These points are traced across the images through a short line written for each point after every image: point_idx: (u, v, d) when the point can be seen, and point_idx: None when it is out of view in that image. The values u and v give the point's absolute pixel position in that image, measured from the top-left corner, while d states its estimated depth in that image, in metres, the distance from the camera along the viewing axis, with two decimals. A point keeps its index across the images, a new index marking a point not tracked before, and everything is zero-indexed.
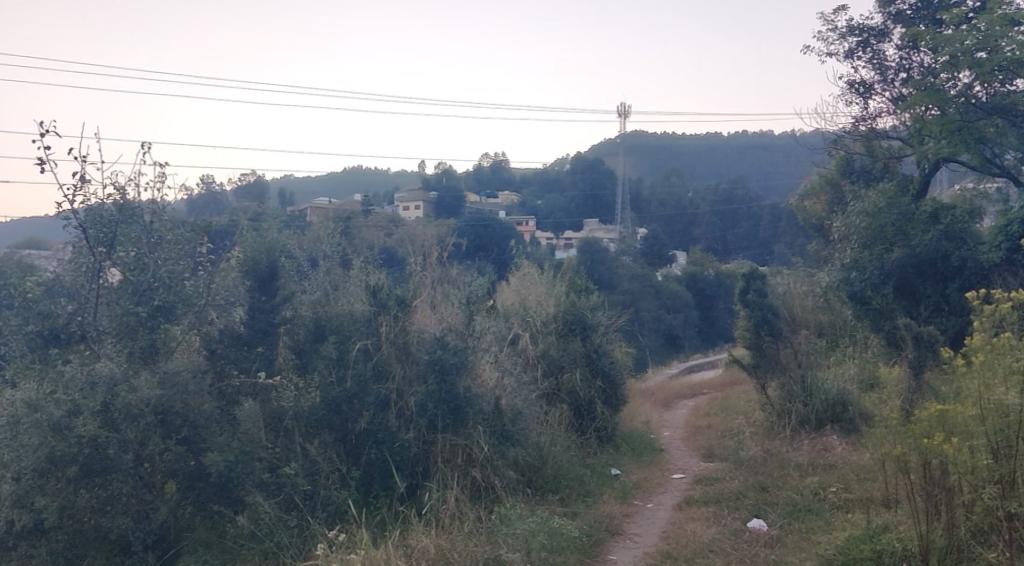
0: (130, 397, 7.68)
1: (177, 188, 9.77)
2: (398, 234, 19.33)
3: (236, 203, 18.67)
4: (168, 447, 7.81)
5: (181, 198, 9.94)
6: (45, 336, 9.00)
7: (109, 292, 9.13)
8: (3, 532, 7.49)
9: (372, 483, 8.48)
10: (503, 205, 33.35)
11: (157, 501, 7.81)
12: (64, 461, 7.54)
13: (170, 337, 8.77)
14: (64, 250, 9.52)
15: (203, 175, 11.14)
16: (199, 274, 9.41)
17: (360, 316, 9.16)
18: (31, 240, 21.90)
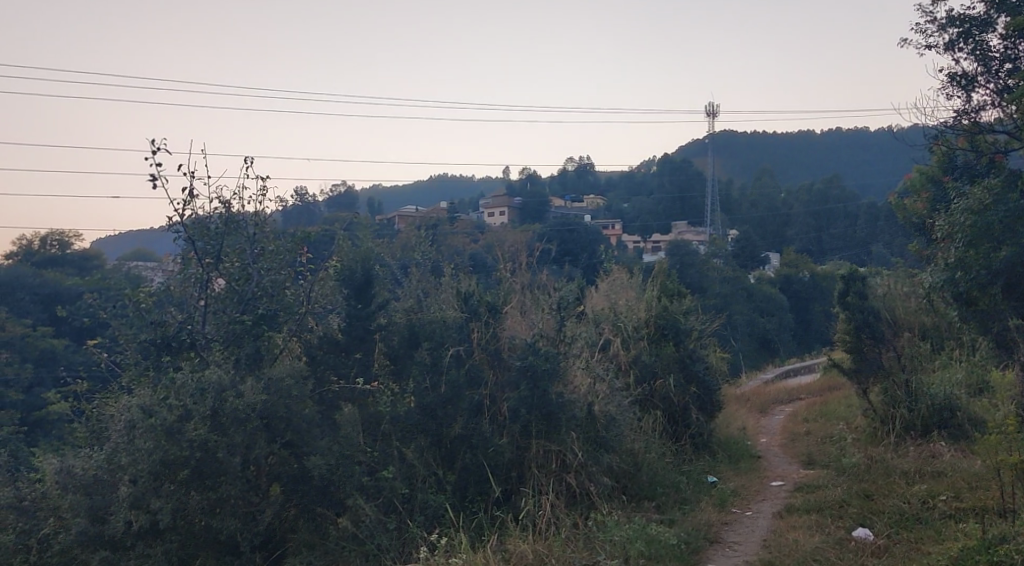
0: (237, 402, 7.98)
1: (276, 200, 10.10)
2: (484, 240, 19.49)
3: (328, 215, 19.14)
4: (274, 451, 8.14)
5: (280, 210, 10.28)
6: (157, 345, 9.29)
7: (217, 300, 9.50)
8: (123, 531, 7.71)
9: (467, 487, 8.61)
10: (589, 208, 33.31)
11: (263, 503, 8.07)
12: (176, 465, 7.78)
13: (274, 344, 9.24)
14: (172, 262, 9.84)
15: (298, 187, 11.40)
16: (300, 282, 9.69)
17: (453, 322, 9.24)
18: (143, 249, 22.68)
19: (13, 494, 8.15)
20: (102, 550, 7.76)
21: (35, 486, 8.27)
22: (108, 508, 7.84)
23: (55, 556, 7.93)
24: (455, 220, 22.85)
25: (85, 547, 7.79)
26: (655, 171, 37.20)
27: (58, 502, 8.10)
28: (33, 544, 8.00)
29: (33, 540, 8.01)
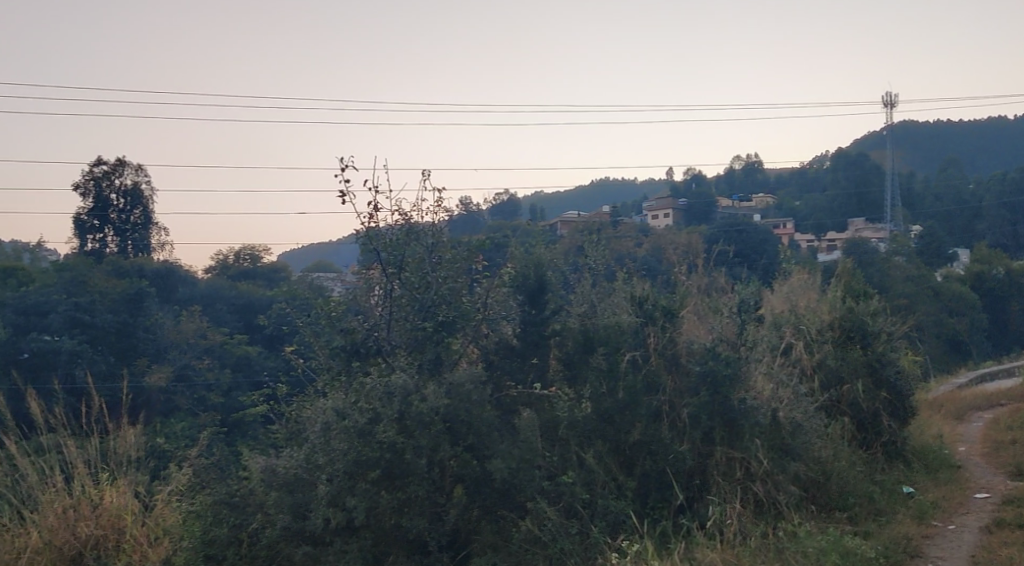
0: (422, 405, 8.19)
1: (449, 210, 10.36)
2: (648, 241, 19.35)
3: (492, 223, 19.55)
4: (456, 453, 8.26)
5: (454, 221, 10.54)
6: (348, 350, 9.73)
7: (399, 308, 9.78)
8: (321, 527, 8.04)
9: (648, 493, 8.53)
10: (759, 207, 32.59)
11: (447, 504, 8.21)
12: (369, 465, 8.04)
13: (453, 349, 9.40)
14: (354, 273, 10.26)
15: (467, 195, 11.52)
16: (476, 290, 9.86)
17: (628, 327, 9.22)
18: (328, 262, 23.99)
19: (225, 490, 8.59)
20: (304, 544, 8.14)
21: (243, 483, 8.67)
22: (309, 505, 8.22)
23: (263, 550, 8.36)
24: (620, 224, 22.83)
25: (288, 542, 8.18)
26: (829, 165, 35.96)
27: (263, 500, 8.51)
28: (245, 537, 8.46)
29: (245, 533, 8.46)
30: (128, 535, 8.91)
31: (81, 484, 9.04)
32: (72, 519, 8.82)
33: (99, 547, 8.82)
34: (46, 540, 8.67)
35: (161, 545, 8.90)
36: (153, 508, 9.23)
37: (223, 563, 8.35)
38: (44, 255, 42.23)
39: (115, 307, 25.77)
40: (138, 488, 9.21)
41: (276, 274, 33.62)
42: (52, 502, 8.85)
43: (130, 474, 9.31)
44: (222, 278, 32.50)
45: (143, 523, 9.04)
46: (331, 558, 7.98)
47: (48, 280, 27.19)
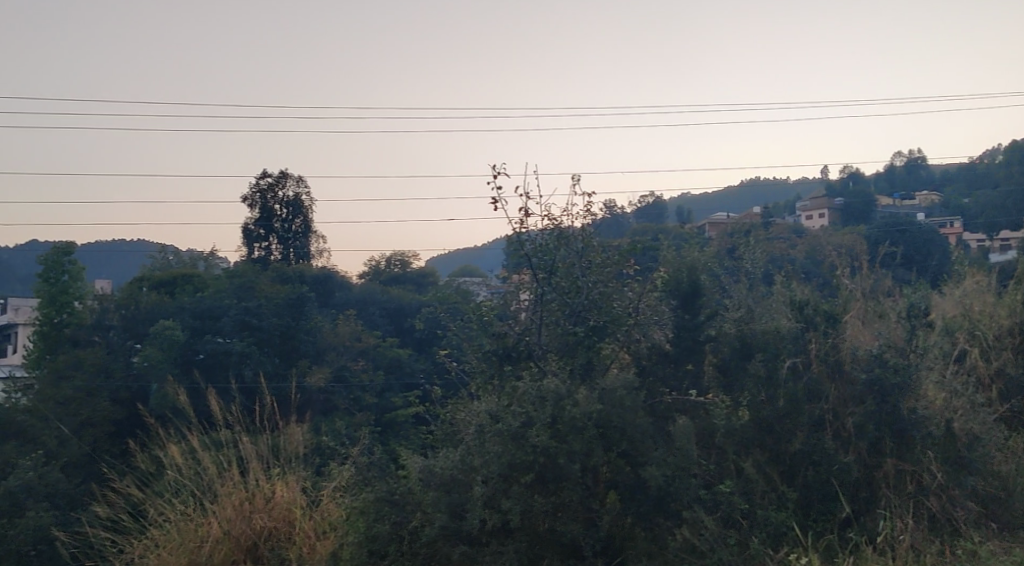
0: (574, 410, 8.14)
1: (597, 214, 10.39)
2: (803, 242, 18.87)
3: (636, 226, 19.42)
4: (610, 459, 8.20)
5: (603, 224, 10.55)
6: (500, 354, 9.96)
7: (551, 314, 9.88)
8: (478, 528, 8.07)
9: (811, 505, 8.21)
10: (922, 205, 31.15)
11: (602, 510, 8.10)
12: (523, 468, 8.05)
13: (605, 354, 9.35)
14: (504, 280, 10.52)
15: (616, 199, 11.66)
16: (628, 292, 9.76)
17: (788, 332, 9.04)
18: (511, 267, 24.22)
19: (387, 488, 8.72)
20: (461, 544, 8.16)
21: (404, 483, 8.79)
22: (465, 505, 8.23)
23: (423, 547, 8.37)
24: (772, 225, 22.33)
25: (446, 540, 8.20)
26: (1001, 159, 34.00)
27: (422, 499, 8.61)
28: (405, 534, 8.51)
29: (406, 530, 8.52)
30: (298, 527, 9.31)
31: (257, 479, 9.51)
32: (247, 512, 9.27)
33: (274, 537, 9.28)
34: (224, 531, 9.11)
35: (328, 538, 9.18)
36: (318, 503, 9.63)
37: (385, 558, 8.44)
38: (216, 263, 44.70)
39: (280, 311, 27.45)
40: (307, 483, 9.82)
41: (425, 279, 34.37)
42: (230, 494, 9.31)
43: (296, 469, 9.97)
44: (375, 283, 33.51)
45: (311, 517, 9.43)
46: (487, 558, 7.97)
47: (220, 287, 28.98)
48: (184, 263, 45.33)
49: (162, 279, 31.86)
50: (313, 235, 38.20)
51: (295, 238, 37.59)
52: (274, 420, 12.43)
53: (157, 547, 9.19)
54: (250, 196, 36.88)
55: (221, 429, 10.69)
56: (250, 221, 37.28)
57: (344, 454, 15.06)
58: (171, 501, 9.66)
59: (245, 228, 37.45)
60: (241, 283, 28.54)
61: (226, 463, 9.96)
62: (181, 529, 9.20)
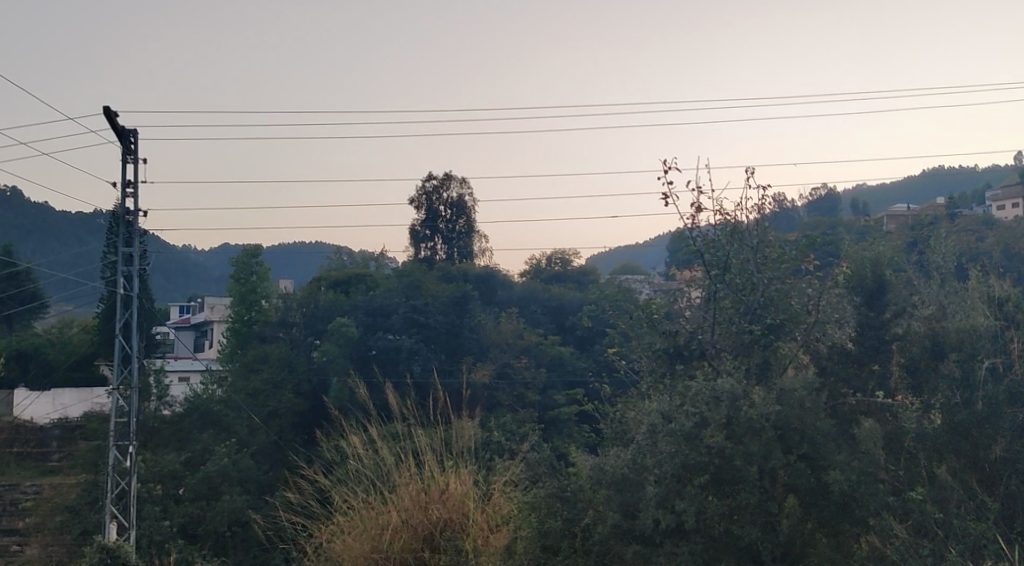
0: (752, 411, 7.92)
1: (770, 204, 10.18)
2: (991, 234, 17.71)
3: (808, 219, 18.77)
4: (789, 462, 7.78)
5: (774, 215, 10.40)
6: (670, 353, 9.97)
7: (724, 312, 9.76)
8: (650, 529, 7.86)
9: (1014, 515, 7.95)
10: None
11: (781, 514, 7.68)
12: (697, 469, 7.82)
13: (783, 354, 9.02)
14: (678, 282, 10.51)
15: (783, 197, 11.38)
16: (807, 291, 9.53)
17: (984, 331, 8.70)
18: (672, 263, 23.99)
19: (557, 485, 8.73)
20: (634, 543, 7.99)
21: (576, 481, 8.71)
22: (638, 505, 8.11)
23: (596, 546, 8.25)
24: (959, 216, 21.04)
25: (618, 539, 8.08)
26: None
27: (594, 497, 8.53)
28: (579, 531, 8.43)
29: (577, 527, 8.46)
30: (472, 520, 9.37)
31: (430, 469, 9.73)
32: (423, 502, 9.41)
33: (448, 527, 9.35)
34: (401, 520, 9.28)
35: (500, 531, 9.29)
36: (491, 498, 9.71)
37: (560, 554, 8.41)
38: (387, 263, 46.00)
39: (445, 309, 28.30)
40: (478, 476, 9.92)
41: (586, 278, 34.39)
42: (407, 485, 9.51)
43: (467, 462, 10.16)
44: (536, 282, 33.62)
45: (483, 509, 9.51)
46: (661, 559, 7.77)
47: (389, 285, 29.70)
48: (358, 263, 46.89)
49: (338, 278, 33.06)
50: (476, 235, 38.75)
51: (458, 238, 38.29)
52: (446, 413, 12.60)
53: (343, 533, 9.55)
54: (416, 198, 37.98)
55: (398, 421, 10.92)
56: (416, 223, 38.35)
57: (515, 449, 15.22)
58: (353, 489, 10.07)
59: (412, 230, 38.53)
60: (409, 282, 29.31)
61: (403, 454, 10.30)
62: (362, 516, 9.44)
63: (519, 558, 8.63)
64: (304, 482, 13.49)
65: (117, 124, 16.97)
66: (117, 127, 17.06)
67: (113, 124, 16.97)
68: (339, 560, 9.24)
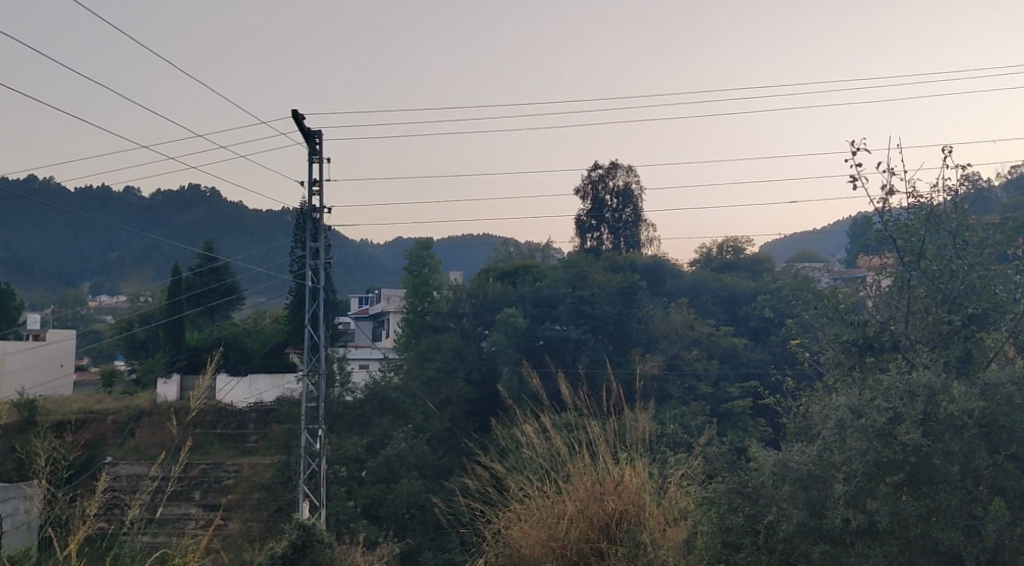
0: (952, 407, 7.44)
1: (968, 183, 9.56)
2: None
3: (1006, 199, 17.45)
4: (996, 462, 7.34)
5: (972, 194, 9.68)
6: (860, 345, 9.47)
7: (917, 299, 9.20)
8: (839, 528, 7.37)
9: None
10: None
11: (985, 517, 7.15)
12: (891, 468, 7.41)
13: (987, 346, 8.39)
14: (868, 278, 10.03)
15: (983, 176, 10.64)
16: (1017, 278, 8.93)
17: None
18: (852, 253, 23.12)
19: (737, 480, 8.28)
20: (822, 542, 7.47)
21: (759, 476, 8.22)
22: (826, 503, 7.59)
23: (780, 543, 7.69)
24: None
25: (804, 538, 7.55)
26: None
27: (777, 493, 7.99)
28: (762, 529, 7.90)
29: (761, 524, 7.92)
30: (649, 514, 8.47)
31: (605, 462, 9.45)
32: (598, 493, 8.67)
33: (625, 519, 8.50)
34: (575, 508, 8.58)
35: (682, 529, 8.17)
36: (670, 498, 8.85)
37: (742, 552, 7.88)
38: (554, 254, 46.03)
39: (613, 300, 28.09)
40: (654, 469, 9.43)
41: (760, 266, 33.40)
42: (580, 476, 8.78)
43: (641, 453, 10.10)
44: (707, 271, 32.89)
45: (661, 505, 8.66)
46: (851, 560, 7.21)
47: (555, 276, 29.69)
48: (524, 254, 47.14)
49: (505, 270, 33.34)
50: (644, 224, 38.35)
51: (625, 227, 38.02)
52: (619, 404, 12.40)
53: (519, 519, 9.31)
54: (582, 188, 37.92)
55: (570, 411, 10.83)
56: (582, 213, 38.32)
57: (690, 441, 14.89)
58: (529, 478, 10.04)
59: (578, 220, 38.59)
60: (575, 273, 29.17)
61: (577, 445, 10.24)
62: (537, 503, 8.74)
63: (699, 554, 7.89)
64: (480, 468, 13.55)
65: (304, 126, 17.60)
66: (304, 129, 17.69)
67: (300, 126, 17.58)
68: (514, 549, 8.68)
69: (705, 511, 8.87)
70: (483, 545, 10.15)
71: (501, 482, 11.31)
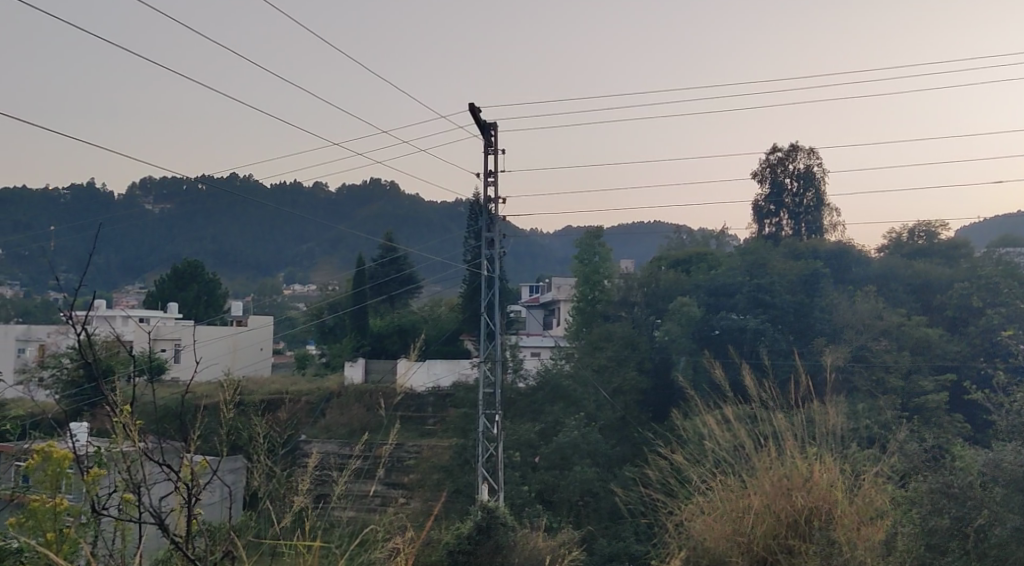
0: None
1: None
2: None
3: None
4: None
5: None
6: None
7: None
8: None
9: None
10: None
11: None
12: None
13: None
14: None
15: None
16: None
17: None
18: None
19: (943, 479, 7.67)
20: None
21: (965, 475, 7.64)
22: None
23: (992, 548, 7.08)
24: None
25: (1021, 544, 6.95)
26: None
27: (989, 496, 7.37)
28: (970, 531, 7.29)
29: (970, 527, 7.30)
30: (842, 511, 7.62)
31: (790, 456, 8.11)
32: (786, 489, 7.75)
33: (816, 517, 7.66)
34: (764, 505, 7.71)
35: (878, 528, 7.47)
36: (861, 489, 7.99)
37: (947, 555, 7.29)
38: (730, 241, 44.82)
39: (794, 288, 27.01)
40: (845, 465, 8.29)
41: (956, 253, 31.37)
42: (766, 468, 7.92)
43: (832, 446, 9.57)
44: (897, 258, 31.17)
45: (852, 501, 7.81)
46: None
47: (733, 263, 28.89)
48: (698, 241, 46.07)
49: (679, 258, 32.73)
50: (827, 208, 36.70)
51: (807, 212, 36.55)
52: (806, 397, 11.88)
53: (702, 513, 8.19)
54: (760, 172, 36.81)
55: (754, 402, 10.41)
56: (759, 198, 37.19)
57: (880, 434, 14.07)
58: (712, 470, 9.69)
59: (756, 205, 37.45)
60: (753, 261, 28.29)
61: (762, 437, 9.84)
62: (723, 495, 8.04)
63: (898, 555, 7.35)
64: (658, 461, 13.30)
65: (479, 117, 17.73)
66: (480, 121, 17.82)
67: (476, 119, 17.72)
68: (698, 541, 7.89)
69: (903, 511, 7.94)
70: (664, 536, 9.95)
71: (681, 472, 11.07)
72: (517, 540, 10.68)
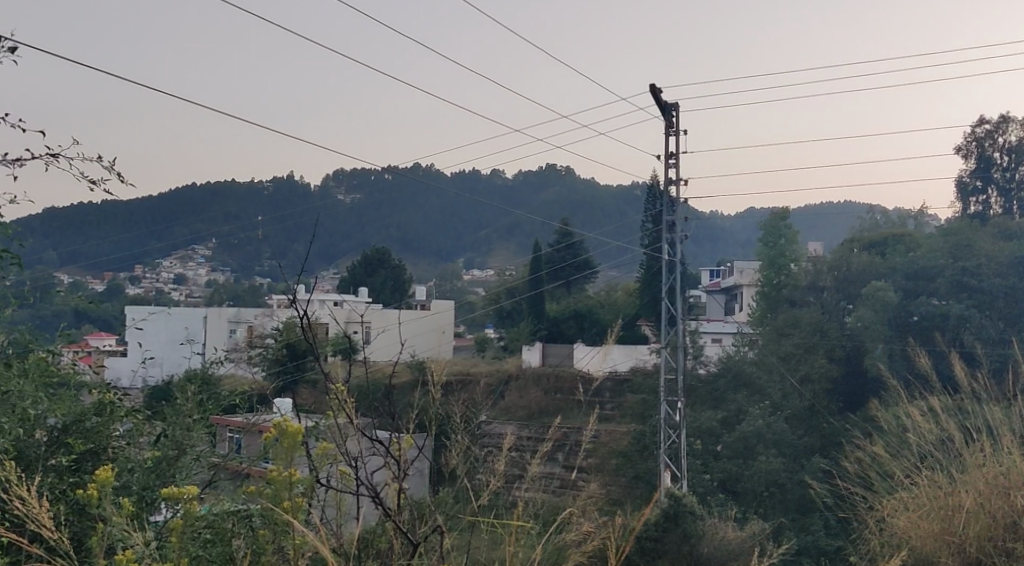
0: None
1: None
2: None
3: None
4: None
5: None
6: None
7: None
8: None
9: None
10: None
11: None
12: None
13: None
14: None
15: None
16: None
17: None
18: None
19: None
20: None
21: None
22: None
23: None
24: None
25: None
26: None
27: None
28: None
29: None
30: None
31: (1010, 453, 7.52)
32: (1004, 489, 7.17)
33: None
34: (977, 502, 7.14)
35: None
36: None
37: None
38: (928, 221, 42.41)
39: (1004, 272, 25.20)
40: None
41: None
42: (980, 466, 7.37)
43: None
44: None
45: None
46: None
47: (934, 245, 27.32)
48: (894, 221, 43.78)
49: (873, 240, 31.27)
50: None
51: (1019, 188, 34.07)
52: (1017, 388, 11.05)
53: (907, 509, 7.67)
54: (964, 145, 34.73)
55: (961, 394, 9.77)
56: (964, 174, 35.04)
57: None
58: (913, 465, 9.21)
59: (960, 181, 35.34)
60: (957, 242, 26.63)
61: (972, 433, 9.20)
62: (932, 493, 7.53)
63: None
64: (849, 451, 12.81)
65: (661, 99, 17.43)
66: (661, 102, 17.53)
67: (657, 99, 17.44)
68: (905, 540, 7.37)
69: None
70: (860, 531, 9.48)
71: (876, 464, 10.60)
72: (703, 531, 10.49)
